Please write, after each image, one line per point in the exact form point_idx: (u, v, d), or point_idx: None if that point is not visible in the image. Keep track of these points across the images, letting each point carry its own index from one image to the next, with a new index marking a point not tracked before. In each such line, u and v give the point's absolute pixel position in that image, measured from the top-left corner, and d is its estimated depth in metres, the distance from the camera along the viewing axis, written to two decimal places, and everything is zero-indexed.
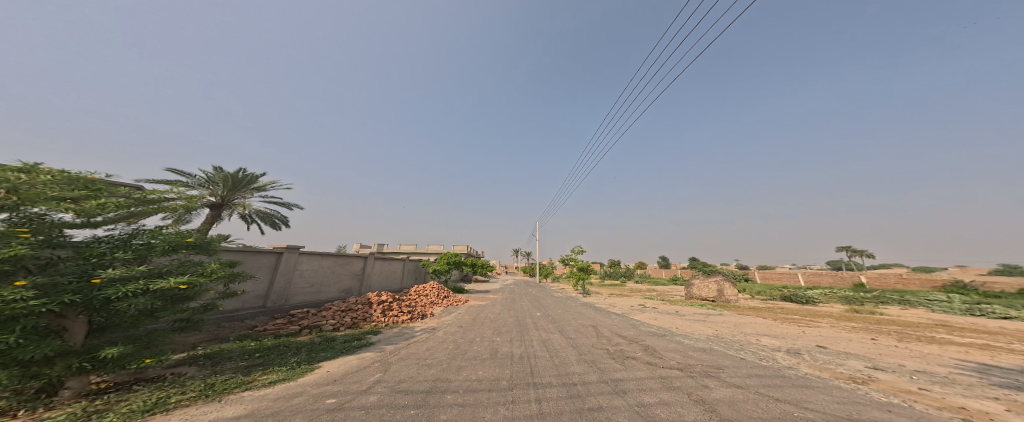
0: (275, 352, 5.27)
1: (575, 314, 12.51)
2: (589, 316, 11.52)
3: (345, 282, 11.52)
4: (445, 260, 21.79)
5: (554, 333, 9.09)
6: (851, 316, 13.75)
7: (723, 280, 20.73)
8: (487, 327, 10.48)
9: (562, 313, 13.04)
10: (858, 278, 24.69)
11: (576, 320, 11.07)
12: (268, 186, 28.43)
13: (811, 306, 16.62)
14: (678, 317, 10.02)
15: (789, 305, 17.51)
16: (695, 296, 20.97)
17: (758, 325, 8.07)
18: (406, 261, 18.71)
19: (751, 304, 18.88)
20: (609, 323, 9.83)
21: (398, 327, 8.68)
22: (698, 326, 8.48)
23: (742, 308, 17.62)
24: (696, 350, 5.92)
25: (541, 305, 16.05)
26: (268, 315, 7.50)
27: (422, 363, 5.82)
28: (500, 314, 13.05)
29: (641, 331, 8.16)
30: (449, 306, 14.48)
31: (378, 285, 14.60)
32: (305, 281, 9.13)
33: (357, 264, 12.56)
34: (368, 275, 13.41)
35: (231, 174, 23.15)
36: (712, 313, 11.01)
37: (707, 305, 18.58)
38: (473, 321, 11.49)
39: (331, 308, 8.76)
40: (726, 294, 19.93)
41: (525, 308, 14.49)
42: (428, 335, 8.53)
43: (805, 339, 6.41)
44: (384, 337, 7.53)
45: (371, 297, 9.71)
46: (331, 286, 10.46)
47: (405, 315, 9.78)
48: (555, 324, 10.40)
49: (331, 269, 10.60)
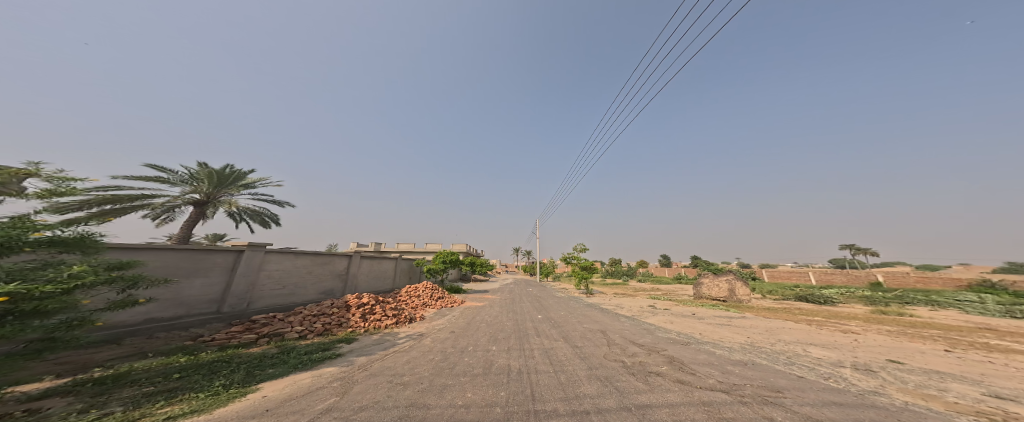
0: (209, 368, 4.21)
1: (579, 317, 11.40)
2: (596, 319, 10.41)
3: (325, 282, 10.43)
4: (439, 259, 20.68)
5: (557, 341, 7.97)
6: (880, 318, 12.62)
7: (735, 279, 19.57)
8: (481, 333, 9.36)
9: (566, 316, 11.90)
10: (874, 277, 23.53)
11: (581, 324, 9.93)
12: (256, 183, 27.53)
13: (831, 307, 15.49)
14: (697, 321, 8.91)
15: (806, 305, 16.38)
16: (705, 296, 19.86)
17: (794, 331, 6.96)
18: (398, 260, 17.58)
19: (765, 305, 17.74)
20: (620, 328, 8.71)
21: (377, 334, 7.57)
22: (724, 331, 7.36)
23: (758, 309, 16.45)
24: (734, 363, 4.80)
25: (543, 306, 14.94)
26: (224, 321, 6.40)
27: (396, 382, 4.72)
28: (498, 317, 11.93)
29: (659, 338, 7.04)
30: (443, 308, 13.36)
31: (365, 286, 13.50)
32: (274, 282, 8.04)
33: (339, 263, 11.44)
34: (353, 275, 12.31)
35: (214, 169, 22.24)
36: (733, 315, 9.88)
37: (719, 305, 17.45)
38: (467, 325, 10.39)
39: (301, 312, 7.68)
40: (739, 294, 18.80)
41: (525, 310, 13.37)
42: (413, 343, 7.43)
43: (863, 348, 5.29)
44: (358, 346, 6.41)
45: (350, 299, 8.63)
46: (307, 287, 9.36)
47: (389, 318, 8.74)
48: (558, 330, 9.25)
49: (308, 268, 9.51)
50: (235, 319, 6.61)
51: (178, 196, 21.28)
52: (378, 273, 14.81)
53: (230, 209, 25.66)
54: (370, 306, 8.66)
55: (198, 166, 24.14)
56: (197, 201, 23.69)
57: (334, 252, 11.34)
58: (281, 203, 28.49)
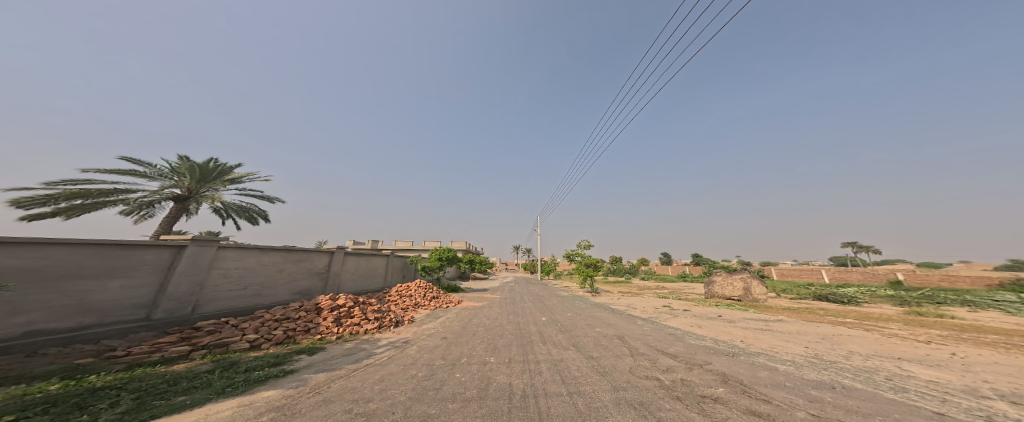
0: (89, 395, 2.89)
1: (588, 319, 10.17)
2: (609, 323, 9.17)
3: (301, 282, 9.14)
4: (435, 256, 19.38)
5: (568, 351, 6.69)
6: (919, 319, 11.44)
7: (750, 278, 18.37)
8: (478, 339, 8.10)
9: (574, 318, 10.67)
10: (893, 275, 22.38)
11: (593, 328, 8.70)
12: (244, 178, 26.38)
13: (857, 307, 14.34)
14: (728, 324, 7.66)
15: (830, 305, 15.21)
16: (717, 295, 18.68)
17: (857, 338, 5.73)
18: (389, 257, 16.30)
19: (784, 305, 16.55)
20: (640, 333, 7.46)
21: (351, 343, 6.30)
22: (768, 337, 6.13)
23: (777, 309, 15.24)
24: (818, 387, 3.53)
25: (547, 307, 13.69)
26: (155, 330, 5.08)
27: (358, 412, 3.43)
28: (497, 319, 10.71)
29: (693, 347, 5.78)
30: (437, 309, 12.13)
31: (351, 285, 12.23)
32: (232, 281, 6.72)
33: (319, 261, 10.17)
34: (335, 274, 11.03)
35: (196, 163, 21.09)
36: (766, 317, 8.66)
37: (734, 304, 16.26)
38: (462, 330, 9.11)
39: (261, 316, 6.38)
40: (754, 293, 17.61)
41: (527, 312, 12.13)
42: (394, 353, 6.14)
43: (972, 365, 4.07)
44: (323, 360, 5.15)
45: (323, 300, 7.36)
46: (277, 287, 8.06)
47: (369, 322, 7.50)
48: (567, 337, 7.99)
49: (278, 266, 8.20)
50: (171, 327, 5.30)
51: (155, 190, 20.02)
52: (367, 272, 13.51)
53: (214, 205, 24.41)
54: (346, 308, 7.42)
55: (178, 160, 22.87)
56: (177, 196, 22.45)
57: (313, 248, 10.06)
58: (269, 199, 27.24)
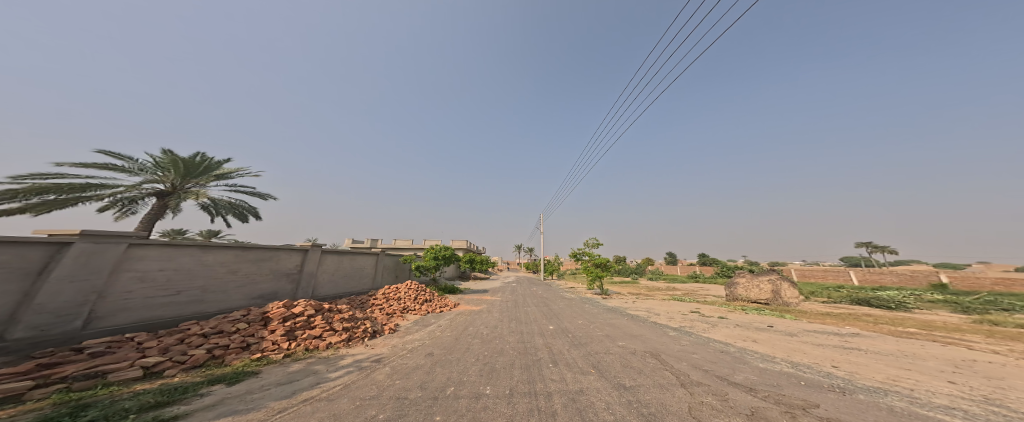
0: None
1: (605, 328, 8.55)
2: (632, 334, 7.52)
3: (264, 285, 7.62)
4: (430, 255, 17.81)
5: (589, 377, 5.10)
6: (997, 330, 9.60)
7: (779, 279, 16.53)
8: (473, 357, 6.52)
9: (588, 326, 9.06)
10: (934, 278, 20.33)
11: (614, 341, 7.08)
12: (233, 173, 25.21)
13: (910, 314, 12.47)
14: (793, 339, 5.98)
15: (875, 311, 13.38)
16: (741, 299, 17.01)
17: (1005, 367, 4.01)
18: (379, 256, 14.79)
19: (820, 309, 14.73)
20: (681, 350, 5.81)
21: (299, 365, 4.73)
22: (869, 361, 4.45)
23: (816, 314, 13.40)
24: None
25: (554, 312, 12.08)
26: (11, 355, 3.55)
27: None
28: (498, 328, 9.13)
29: (770, 378, 4.13)
30: (428, 314, 10.61)
31: (332, 288, 10.73)
32: (154, 285, 5.16)
33: (289, 260, 8.66)
34: (310, 275, 9.50)
35: (177, 156, 19.92)
36: (831, 330, 6.92)
37: (763, 310, 14.51)
38: (454, 342, 7.55)
39: (184, 330, 4.76)
40: (786, 297, 15.64)
41: (532, 318, 10.52)
42: (355, 378, 4.55)
43: None
44: (243, 393, 3.51)
45: (273, 309, 5.75)
46: (228, 291, 6.54)
47: (333, 334, 5.94)
48: (584, 355, 6.36)
49: (230, 266, 6.65)
50: (38, 351, 3.75)
51: (133, 185, 18.76)
52: (351, 271, 12.01)
53: (201, 202, 23.22)
54: (304, 317, 5.87)
55: (162, 154, 21.69)
56: (160, 192, 21.26)
57: (281, 245, 8.55)
58: (260, 195, 26.06)
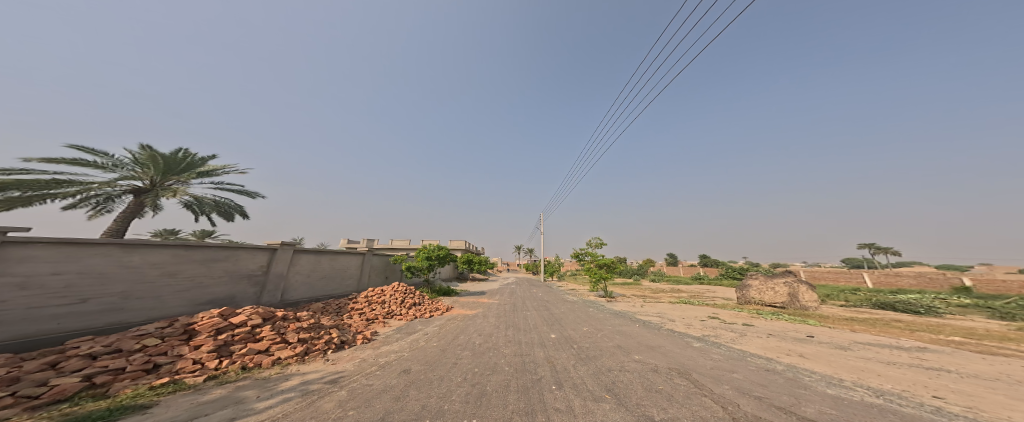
0: None
1: (613, 338, 7.45)
2: (646, 345, 6.43)
3: (216, 289, 6.54)
4: (423, 255, 16.67)
5: (602, 406, 3.98)
6: None
7: (796, 282, 15.39)
8: (458, 375, 5.40)
9: (596, 335, 7.92)
10: (957, 281, 19.15)
11: (629, 354, 6.00)
12: (219, 170, 24.24)
13: (948, 320, 11.30)
14: (849, 355, 4.87)
15: (907, 316, 12.21)
16: (755, 302, 15.98)
17: None
18: (366, 256, 13.67)
19: (843, 313, 13.58)
20: (713, 369, 4.74)
21: (220, 392, 3.66)
22: (972, 388, 3.33)
23: (841, 320, 12.27)
24: None
25: (556, 317, 10.95)
26: None
27: None
28: (490, 337, 8.02)
29: (852, 413, 3.00)
30: (414, 320, 9.49)
31: (307, 290, 9.61)
32: (42, 292, 4.09)
33: (252, 261, 7.55)
34: (279, 276, 8.40)
35: (156, 151, 18.96)
36: (886, 342, 5.78)
37: (781, 314, 13.40)
38: (439, 355, 6.44)
39: (68, 350, 3.69)
40: (804, 300, 14.45)
41: (531, 325, 9.41)
42: (288, 409, 3.45)
43: None
44: None
45: (204, 318, 4.67)
46: (162, 297, 5.47)
47: (282, 348, 4.87)
48: (591, 375, 5.26)
49: (164, 267, 5.57)
50: None
51: (107, 181, 17.75)
52: (331, 272, 10.89)
53: (184, 200, 22.23)
54: (245, 327, 4.80)
55: (140, 149, 20.68)
56: (139, 189, 20.26)
57: (242, 243, 7.47)
58: (247, 193, 25.03)
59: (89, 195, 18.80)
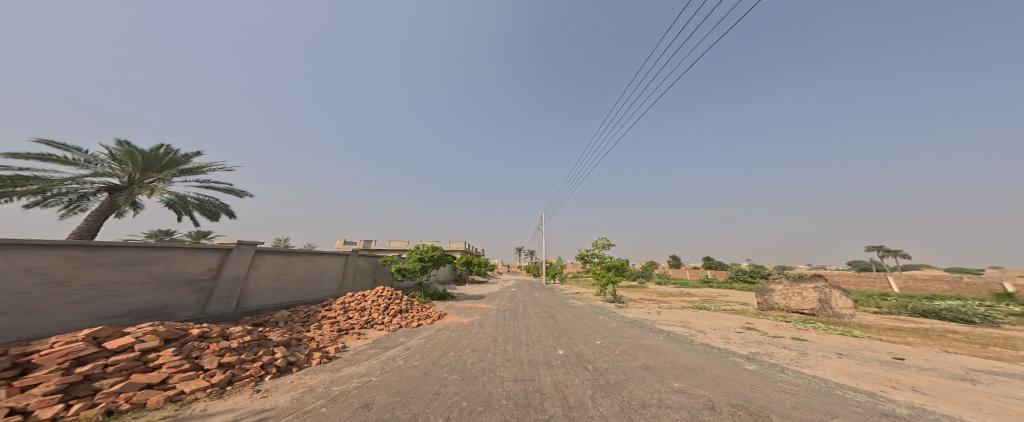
0: None
1: (637, 357, 6.02)
2: (684, 368, 5.00)
3: (134, 298, 5.16)
4: (415, 256, 15.25)
5: None
6: None
7: (827, 287, 13.85)
8: (441, 413, 3.95)
9: (612, 353, 6.48)
10: (997, 287, 17.60)
11: (666, 382, 4.57)
12: (204, 167, 23.13)
13: (1014, 332, 9.79)
14: (983, 391, 3.44)
15: (962, 327, 10.70)
16: (779, 308, 14.51)
17: None
18: (350, 257, 12.31)
19: (882, 322, 12.09)
20: (800, 411, 3.32)
21: None
22: None
23: (885, 330, 10.82)
24: None
25: (563, 328, 9.52)
26: None
27: None
28: (487, 354, 6.58)
29: None
30: (396, 331, 8.07)
31: (274, 297, 8.21)
32: None
33: (194, 263, 6.17)
34: (236, 281, 7.00)
35: (131, 145, 17.85)
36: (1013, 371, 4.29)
37: (813, 323, 11.96)
38: (417, 381, 4.99)
39: None
40: (837, 307, 12.97)
41: (534, 337, 7.99)
42: None
43: None
44: None
45: (61, 343, 3.12)
46: (43, 311, 4.10)
47: (189, 379, 3.43)
48: (618, 415, 3.81)
49: (48, 272, 4.19)
50: None
51: (77, 178, 16.62)
52: (304, 275, 9.49)
53: (165, 198, 21.08)
54: (132, 353, 3.28)
55: (118, 145, 19.60)
56: (115, 186, 19.11)
57: (182, 242, 6.13)
58: (234, 191, 23.92)
59: (61, 192, 17.67)
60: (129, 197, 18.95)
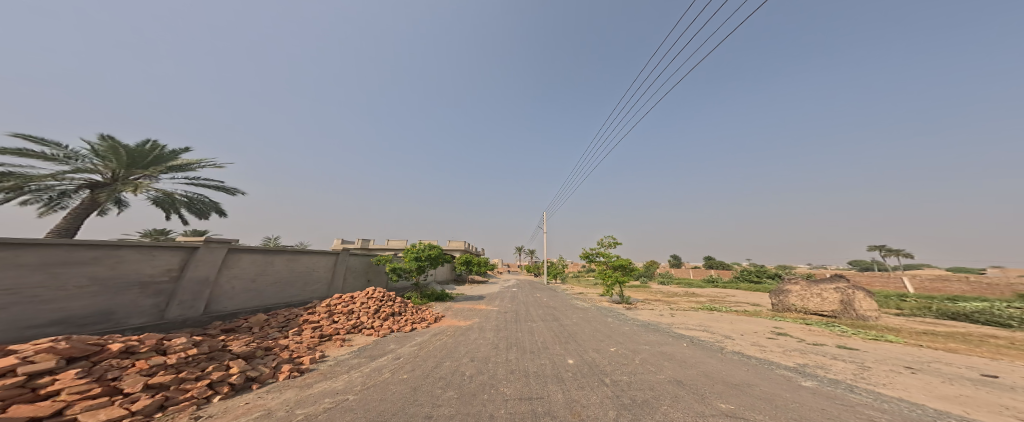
0: None
1: (664, 369, 5.17)
2: (728, 386, 4.15)
3: (68, 305, 4.30)
4: (411, 255, 14.39)
5: None
6: None
7: (849, 288, 13.01)
8: None
9: (631, 364, 5.63)
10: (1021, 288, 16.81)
11: (708, 402, 3.73)
12: (192, 164, 22.24)
13: None
14: None
15: (1002, 331, 9.89)
16: (796, 310, 13.69)
17: None
18: (340, 255, 11.44)
19: (912, 325, 11.28)
20: None
21: None
22: None
23: (918, 333, 10.00)
24: None
25: (570, 332, 8.68)
26: None
27: None
28: (488, 365, 5.73)
29: None
30: (386, 337, 7.19)
31: (250, 301, 7.33)
32: None
33: (148, 263, 5.30)
34: (203, 283, 6.13)
35: (113, 140, 16.94)
36: None
37: (837, 326, 11.14)
38: (406, 402, 4.13)
39: None
40: (861, 309, 12.18)
41: (541, 345, 7.14)
42: None
43: None
44: None
45: None
46: None
47: (98, 410, 2.56)
48: None
49: None
50: None
51: (54, 174, 15.73)
52: (287, 276, 8.63)
53: (150, 195, 20.16)
54: (11, 378, 2.41)
55: (100, 140, 18.69)
56: (96, 183, 18.19)
57: (134, 240, 5.27)
58: (225, 189, 23.07)
59: (38, 189, 16.75)
60: (110, 194, 18.05)
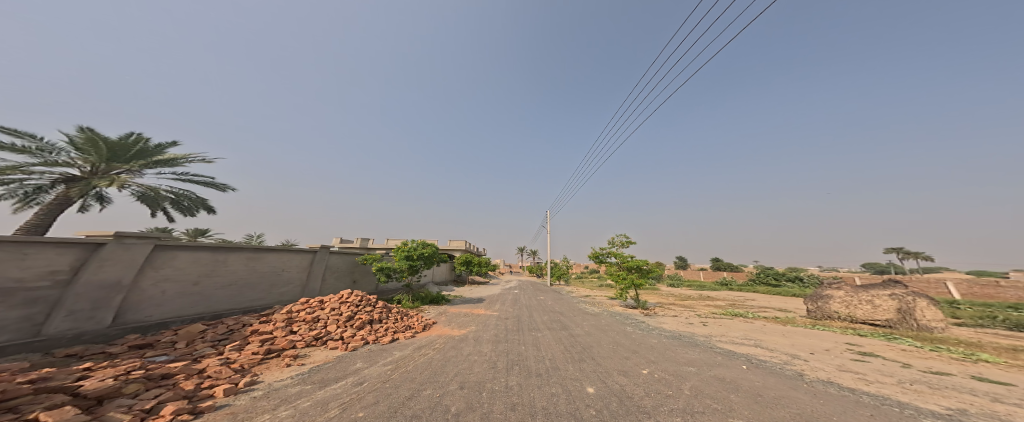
0: None
1: (733, 409, 3.56)
2: None
3: None
4: (402, 254, 12.92)
5: None
6: None
7: (907, 295, 11.20)
8: None
9: (681, 398, 4.02)
10: None
11: None
12: (179, 158, 21.09)
13: None
14: None
15: None
16: (842, 319, 11.89)
17: None
18: (319, 254, 10.00)
19: (991, 339, 9.44)
20: None
21: None
22: None
23: (1006, 350, 8.25)
24: None
25: (584, 346, 7.09)
26: None
27: None
28: (485, 397, 4.16)
29: None
30: (354, 352, 5.67)
31: (187, 309, 5.88)
32: None
33: (15, 264, 3.90)
34: (109, 287, 4.69)
35: (87, 130, 15.76)
36: None
37: (901, 339, 9.37)
38: None
39: None
40: (923, 319, 10.36)
41: (550, 364, 5.56)
42: None
43: None
44: None
45: None
46: None
47: None
48: None
49: None
50: None
51: (22, 167, 14.59)
52: (245, 279, 7.17)
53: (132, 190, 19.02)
54: None
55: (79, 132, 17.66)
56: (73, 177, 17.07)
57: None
58: (214, 185, 21.91)
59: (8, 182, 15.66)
60: (85, 188, 16.88)
